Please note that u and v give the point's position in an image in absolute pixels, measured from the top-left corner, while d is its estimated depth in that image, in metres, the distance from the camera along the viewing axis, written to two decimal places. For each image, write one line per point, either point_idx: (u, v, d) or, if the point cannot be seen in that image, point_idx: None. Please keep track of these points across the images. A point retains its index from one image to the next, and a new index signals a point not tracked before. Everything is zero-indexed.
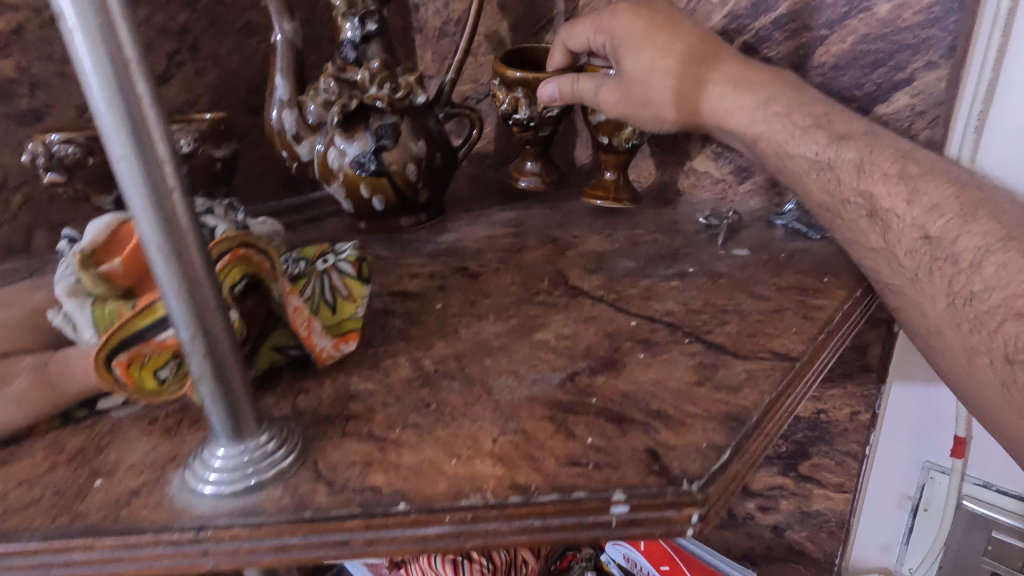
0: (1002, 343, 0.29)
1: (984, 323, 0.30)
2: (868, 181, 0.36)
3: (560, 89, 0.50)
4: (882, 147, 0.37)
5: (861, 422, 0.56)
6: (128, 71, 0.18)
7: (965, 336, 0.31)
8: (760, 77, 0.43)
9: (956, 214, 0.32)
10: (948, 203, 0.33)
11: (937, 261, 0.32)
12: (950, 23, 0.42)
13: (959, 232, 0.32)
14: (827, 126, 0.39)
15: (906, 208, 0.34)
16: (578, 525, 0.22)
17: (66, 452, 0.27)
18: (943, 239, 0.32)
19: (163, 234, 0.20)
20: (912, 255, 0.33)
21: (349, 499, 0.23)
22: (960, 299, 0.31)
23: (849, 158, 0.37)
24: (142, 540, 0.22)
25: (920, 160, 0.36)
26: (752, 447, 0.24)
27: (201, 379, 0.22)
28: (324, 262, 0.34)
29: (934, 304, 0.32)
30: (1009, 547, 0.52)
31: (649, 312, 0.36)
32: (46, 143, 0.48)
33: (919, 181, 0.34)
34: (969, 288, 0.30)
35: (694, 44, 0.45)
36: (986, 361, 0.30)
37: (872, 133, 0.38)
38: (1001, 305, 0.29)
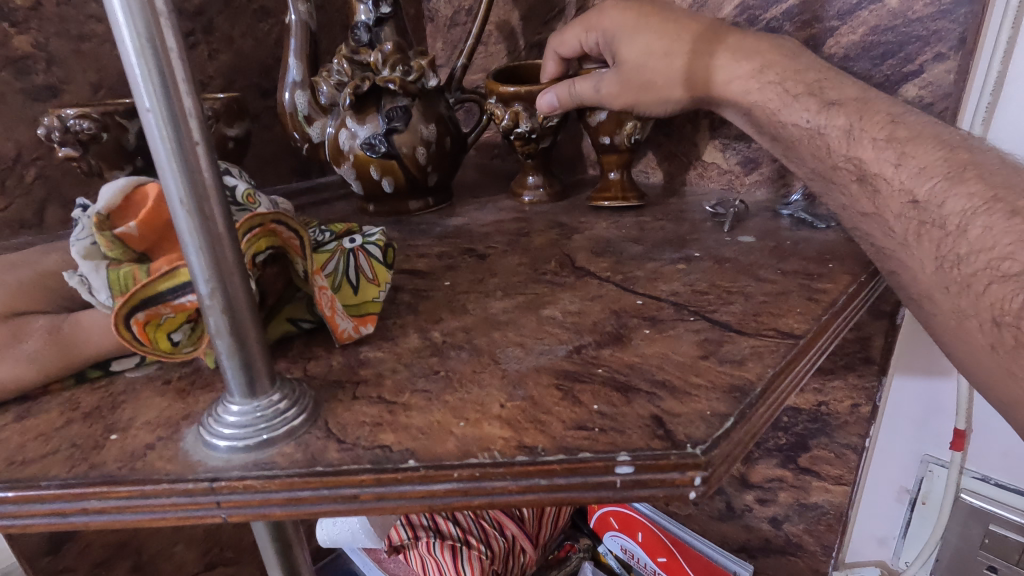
0: (988, 306, 0.29)
1: (970, 286, 0.29)
2: (857, 148, 0.36)
3: (559, 97, 0.51)
4: (873, 112, 0.36)
5: (861, 414, 0.56)
6: (158, 24, 0.19)
7: (954, 299, 0.31)
8: (778, 57, 0.42)
9: (944, 175, 0.32)
10: (936, 166, 0.32)
11: (925, 225, 0.32)
12: (960, 14, 0.42)
13: (947, 194, 0.31)
14: (819, 92, 0.39)
15: (894, 172, 0.34)
16: (583, 484, 0.22)
17: (82, 409, 0.27)
18: (930, 203, 0.32)
19: (185, 187, 0.20)
20: (902, 219, 0.33)
21: (360, 456, 0.23)
22: (949, 262, 0.31)
23: (838, 124, 0.37)
24: (158, 490, 0.22)
25: (912, 125, 0.35)
26: (755, 416, 0.24)
27: (218, 334, 0.23)
28: (352, 245, 0.36)
29: (925, 267, 0.32)
30: (1007, 542, 0.52)
31: (655, 292, 0.36)
32: (61, 118, 0.49)
33: (908, 145, 0.34)
34: (957, 251, 0.30)
35: (688, 26, 0.46)
36: (975, 324, 0.29)
37: (862, 97, 0.38)
38: (987, 267, 0.29)
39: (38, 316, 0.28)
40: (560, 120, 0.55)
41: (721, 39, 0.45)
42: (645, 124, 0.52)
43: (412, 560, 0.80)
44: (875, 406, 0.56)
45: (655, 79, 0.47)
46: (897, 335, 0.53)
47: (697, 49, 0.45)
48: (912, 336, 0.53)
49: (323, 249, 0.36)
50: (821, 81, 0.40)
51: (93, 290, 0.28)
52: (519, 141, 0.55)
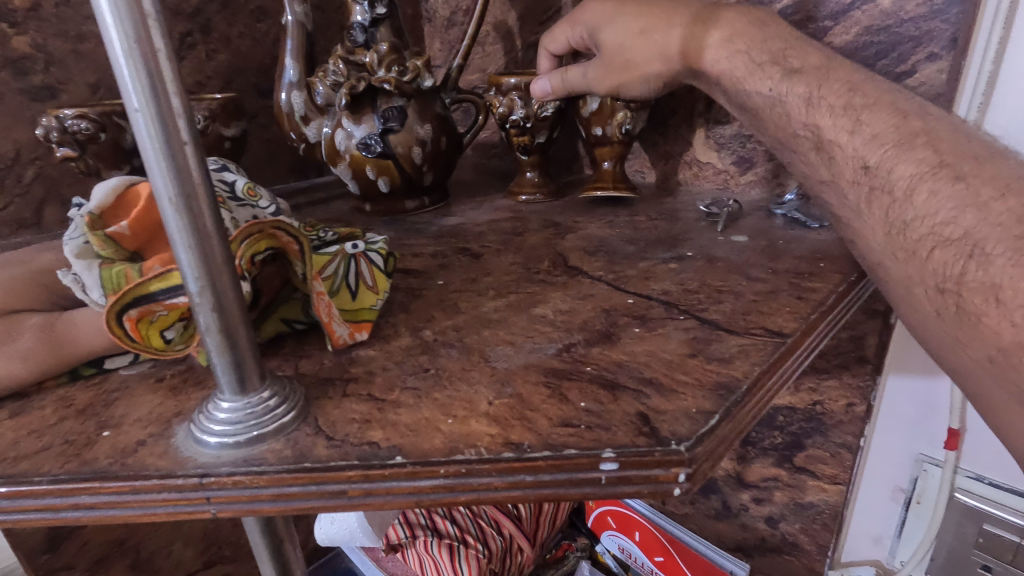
0: (934, 273, 0.28)
1: (916, 252, 0.29)
2: (815, 114, 0.34)
3: (552, 84, 0.52)
4: (833, 79, 0.35)
5: (856, 413, 0.57)
6: (146, 25, 0.19)
7: (902, 266, 0.30)
8: (754, 31, 0.40)
9: (895, 142, 0.31)
10: (889, 132, 0.31)
11: (875, 190, 0.31)
12: (952, 15, 0.42)
13: (895, 161, 0.30)
14: (783, 60, 0.38)
15: (848, 139, 0.33)
16: (568, 481, 0.22)
17: (75, 406, 0.28)
18: (880, 169, 0.31)
19: (174, 185, 0.21)
20: (856, 186, 0.32)
21: (348, 453, 0.23)
22: (897, 229, 0.30)
23: (800, 91, 0.36)
24: (148, 486, 0.23)
25: (869, 92, 0.34)
26: (739, 413, 0.25)
27: (207, 331, 0.23)
28: (353, 248, 0.35)
29: (875, 237, 0.32)
30: (1001, 541, 0.52)
31: (646, 291, 0.36)
32: (59, 118, 0.49)
33: (864, 112, 0.33)
34: (903, 217, 0.30)
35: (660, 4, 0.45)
36: (924, 292, 0.29)
37: (824, 66, 0.36)
38: (930, 233, 0.28)
39: (31, 315, 0.29)
40: (556, 112, 0.55)
41: (714, 18, 0.42)
42: (638, 114, 0.53)
43: (410, 559, 0.81)
44: (869, 405, 0.56)
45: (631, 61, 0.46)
46: (892, 337, 0.53)
47: (689, 32, 0.43)
48: (904, 340, 0.53)
49: (324, 249, 0.35)
50: (789, 50, 0.38)
51: (86, 288, 0.29)
52: (515, 128, 0.55)
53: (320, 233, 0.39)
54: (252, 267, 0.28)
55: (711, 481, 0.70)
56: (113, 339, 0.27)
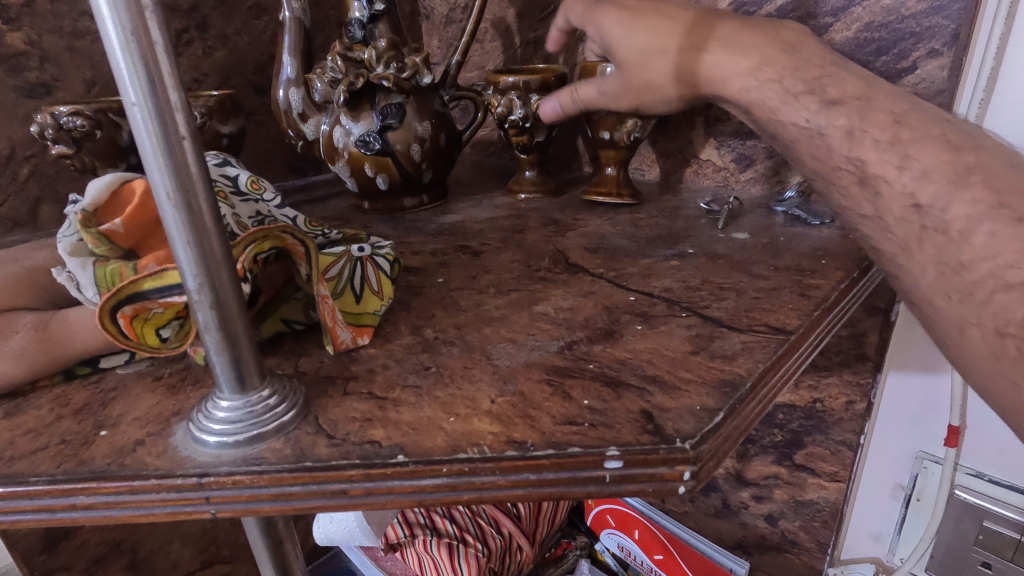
0: (992, 317, 0.27)
1: (973, 295, 0.28)
2: (859, 148, 0.33)
3: (561, 104, 0.51)
4: (876, 110, 0.33)
5: (856, 411, 0.57)
6: (143, 16, 0.19)
7: (956, 307, 0.29)
8: (783, 56, 0.39)
9: (948, 180, 0.29)
10: (940, 168, 0.30)
11: (926, 230, 0.30)
12: (954, 11, 0.42)
13: (950, 199, 0.29)
14: (819, 90, 0.36)
15: (896, 174, 0.31)
16: (572, 479, 0.22)
17: (71, 406, 0.27)
18: (933, 208, 0.30)
19: (172, 180, 0.20)
20: (903, 223, 0.31)
21: (349, 451, 0.23)
22: (951, 268, 0.29)
23: (840, 125, 0.34)
24: (146, 486, 0.22)
25: (917, 123, 0.32)
26: (744, 411, 0.24)
27: (206, 329, 0.23)
28: (360, 250, 0.35)
29: (925, 273, 0.30)
30: (1000, 537, 0.52)
31: (647, 288, 0.36)
32: (54, 115, 0.49)
33: (913, 146, 0.31)
34: (959, 258, 0.28)
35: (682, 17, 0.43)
36: (977, 334, 0.28)
37: (866, 96, 0.34)
38: (991, 276, 0.27)
39: (25, 313, 0.29)
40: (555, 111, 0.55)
41: (710, 25, 0.42)
42: (646, 122, 0.52)
43: (409, 558, 0.81)
44: (869, 404, 0.56)
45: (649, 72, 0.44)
46: (892, 334, 0.53)
47: (683, 34, 0.42)
48: (905, 336, 0.52)
49: (330, 250, 0.35)
50: (825, 79, 0.36)
51: (80, 287, 0.28)
52: (513, 128, 0.55)
53: (323, 231, 0.38)
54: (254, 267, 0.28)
55: (710, 479, 0.70)
56: (107, 337, 0.27)
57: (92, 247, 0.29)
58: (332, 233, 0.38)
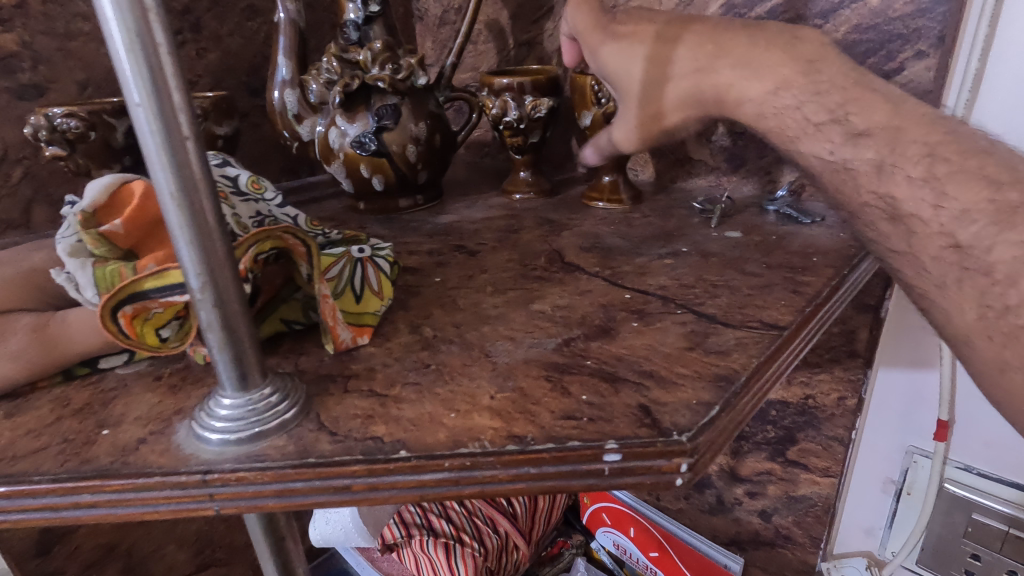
0: None
1: (1020, 337, 0.28)
2: (890, 184, 0.31)
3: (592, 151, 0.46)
4: (908, 141, 0.31)
5: (847, 407, 0.58)
6: (146, 18, 0.19)
7: (997, 348, 0.29)
8: (799, 80, 0.33)
9: (991, 218, 0.29)
10: (980, 207, 0.29)
11: (968, 272, 0.29)
12: (939, 13, 0.43)
13: (995, 240, 0.28)
14: (844, 119, 0.32)
15: (932, 213, 0.30)
16: (572, 473, 0.22)
17: (72, 405, 0.27)
18: (975, 247, 0.29)
19: (175, 180, 0.21)
20: (939, 263, 0.30)
21: (351, 447, 0.24)
22: (994, 311, 0.29)
23: (867, 158, 0.31)
24: (150, 483, 0.23)
25: (954, 156, 0.30)
26: (739, 405, 0.25)
27: (209, 327, 0.23)
28: (360, 252, 0.35)
29: (962, 313, 0.30)
30: (989, 529, 0.53)
31: (643, 286, 0.37)
32: (48, 117, 0.50)
33: (949, 182, 0.30)
34: (1005, 300, 0.28)
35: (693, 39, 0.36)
36: (1019, 376, 0.28)
37: (894, 124, 0.31)
38: None
39: (24, 315, 0.29)
40: (549, 113, 0.55)
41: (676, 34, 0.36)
42: None
43: (406, 558, 0.82)
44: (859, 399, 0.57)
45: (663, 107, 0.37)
46: (881, 330, 0.54)
47: (656, 54, 0.37)
48: (895, 332, 0.53)
49: (329, 251, 0.35)
50: (851, 106, 0.32)
51: (80, 287, 0.28)
52: (508, 129, 0.56)
53: (324, 232, 0.38)
54: (254, 266, 0.28)
55: (705, 476, 0.71)
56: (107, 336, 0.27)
57: (90, 248, 0.29)
58: (332, 234, 0.38)
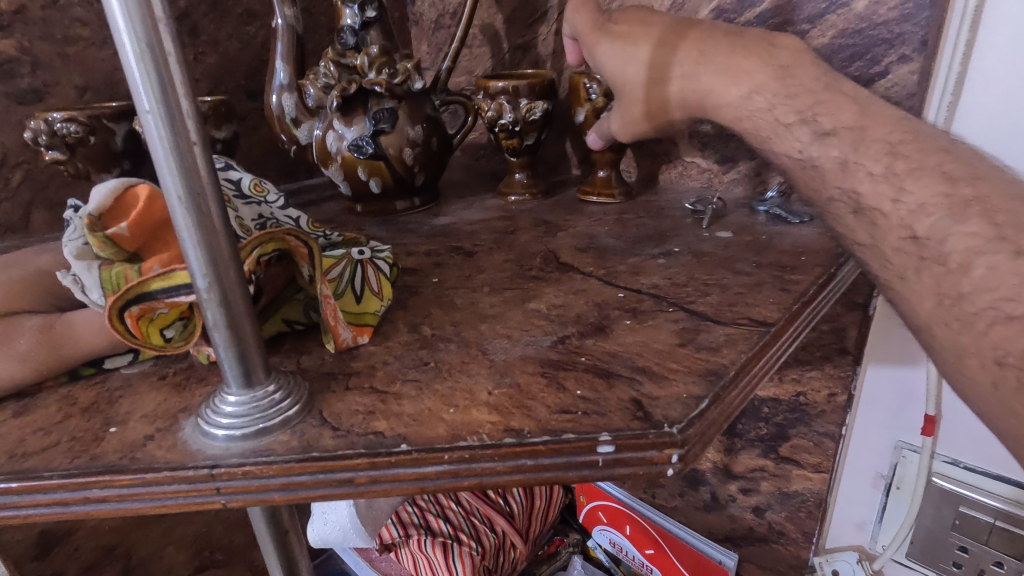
0: (992, 345, 0.28)
1: (972, 324, 0.28)
2: (853, 180, 0.32)
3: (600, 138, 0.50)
4: (870, 140, 0.32)
5: (838, 403, 0.59)
6: (157, 28, 0.20)
7: (954, 335, 0.29)
8: (773, 84, 0.35)
9: (946, 212, 0.29)
10: (937, 201, 0.30)
11: (925, 262, 0.30)
12: (922, 18, 0.44)
13: (949, 231, 0.29)
14: (812, 119, 0.34)
15: (892, 206, 0.31)
16: (567, 464, 0.23)
17: (79, 404, 0.28)
18: (931, 239, 0.29)
19: (183, 183, 0.21)
20: (899, 254, 0.31)
21: (354, 442, 0.24)
22: (949, 300, 0.29)
23: (833, 155, 0.33)
24: (159, 478, 0.23)
25: (912, 153, 0.31)
26: (728, 398, 0.26)
27: (214, 326, 0.24)
28: (360, 253, 0.36)
29: (924, 303, 0.30)
30: (976, 522, 0.54)
31: (636, 285, 0.38)
32: (48, 121, 0.50)
33: (907, 178, 0.30)
34: (959, 288, 0.29)
35: (682, 40, 0.39)
36: (976, 362, 0.28)
37: (860, 124, 0.33)
38: (991, 307, 0.28)
39: (31, 316, 0.29)
40: (544, 115, 0.56)
41: (682, 35, 0.39)
42: None
43: (404, 558, 0.83)
44: (849, 396, 0.59)
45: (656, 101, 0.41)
46: (871, 327, 0.55)
47: (654, 56, 0.39)
48: (884, 330, 0.54)
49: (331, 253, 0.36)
50: (818, 108, 0.34)
51: (85, 289, 0.29)
52: (503, 131, 0.57)
53: (325, 234, 0.39)
54: (258, 267, 0.29)
55: (699, 474, 0.72)
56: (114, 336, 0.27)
57: (98, 250, 0.29)
58: (333, 237, 0.39)
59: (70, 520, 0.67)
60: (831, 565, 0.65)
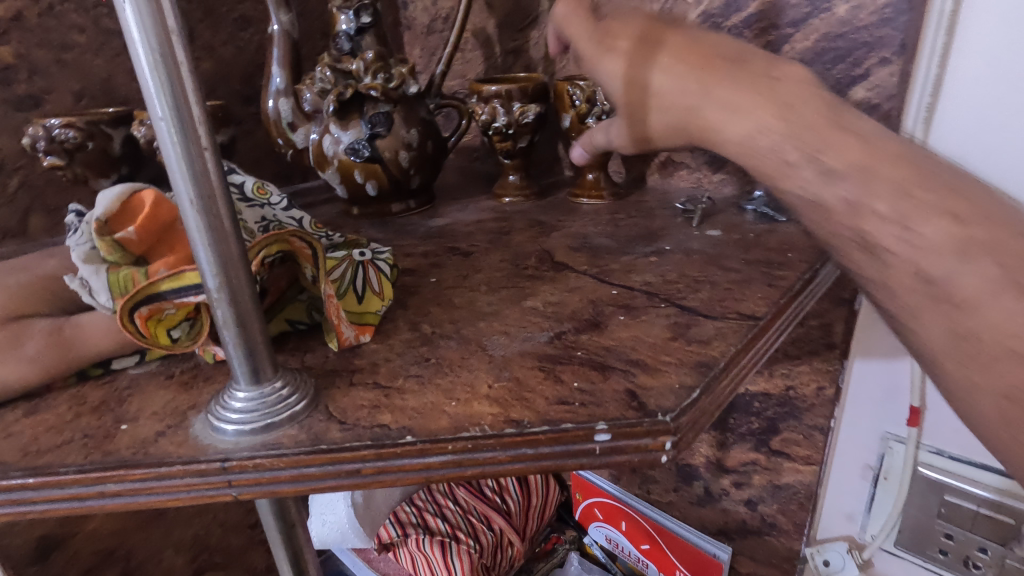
0: (1006, 386, 0.27)
1: (985, 364, 0.27)
2: (862, 221, 0.28)
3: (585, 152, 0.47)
4: (882, 178, 0.28)
5: (826, 396, 0.60)
6: (169, 39, 0.21)
7: (966, 372, 0.28)
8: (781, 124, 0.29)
9: (954, 249, 0.27)
10: (948, 242, 0.27)
11: (933, 300, 0.28)
12: (901, 22, 0.46)
13: (959, 273, 0.27)
14: (817, 154, 0.29)
15: (901, 246, 0.28)
16: (566, 452, 0.24)
17: (90, 403, 0.29)
18: (940, 279, 0.28)
19: (194, 187, 0.22)
20: (907, 291, 0.29)
21: (361, 434, 0.25)
22: (960, 337, 0.28)
23: (841, 195, 0.29)
24: (172, 471, 0.24)
25: (923, 191, 0.28)
26: (719, 388, 0.27)
27: (224, 325, 0.25)
28: (361, 255, 0.37)
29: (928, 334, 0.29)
30: (960, 510, 0.55)
31: (629, 282, 0.39)
32: (46, 127, 0.51)
33: (916, 217, 0.28)
34: (969, 328, 0.27)
35: (688, 53, 0.33)
36: (990, 399, 0.28)
37: (866, 161, 0.28)
38: (1002, 348, 0.27)
39: (40, 319, 0.30)
40: (537, 118, 0.57)
41: (659, 41, 0.34)
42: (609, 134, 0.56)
43: (402, 557, 0.85)
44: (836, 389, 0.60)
45: (659, 127, 0.34)
46: (857, 322, 0.57)
47: (650, 83, 0.33)
48: (869, 325, 0.56)
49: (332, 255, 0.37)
50: (821, 141, 0.29)
51: (94, 292, 0.30)
52: (497, 134, 0.57)
53: (327, 235, 0.40)
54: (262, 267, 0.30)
55: (693, 469, 0.74)
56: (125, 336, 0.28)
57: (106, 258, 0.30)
58: (334, 240, 0.40)
59: (70, 524, 0.68)
60: (822, 555, 0.67)
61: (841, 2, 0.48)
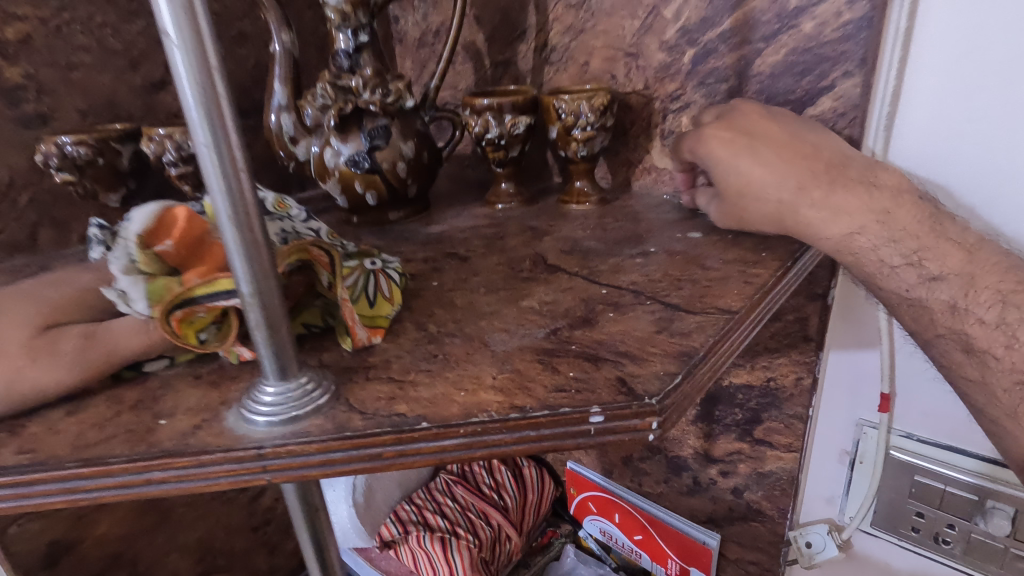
0: None
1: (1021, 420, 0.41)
2: None
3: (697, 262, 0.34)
4: (981, 287, 0.42)
5: (804, 386, 0.64)
6: (211, 75, 0.24)
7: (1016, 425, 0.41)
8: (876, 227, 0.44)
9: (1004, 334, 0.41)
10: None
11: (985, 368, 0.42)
12: (861, 38, 0.49)
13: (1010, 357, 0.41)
14: (919, 263, 0.43)
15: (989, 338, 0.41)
16: (565, 433, 0.27)
17: (126, 402, 0.31)
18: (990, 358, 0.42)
19: (231, 204, 0.25)
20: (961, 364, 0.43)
21: (381, 422, 0.28)
22: None
23: (942, 298, 0.43)
24: (212, 459, 0.27)
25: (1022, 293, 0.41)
26: (699, 374, 0.30)
27: (257, 327, 0.27)
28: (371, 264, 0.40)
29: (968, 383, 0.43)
30: (930, 489, 0.59)
31: (617, 282, 0.42)
32: (59, 145, 0.53)
33: None
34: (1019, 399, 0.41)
35: (755, 146, 0.47)
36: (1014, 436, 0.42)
37: (967, 271, 0.42)
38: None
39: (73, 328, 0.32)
40: (528, 129, 0.61)
41: (762, 135, 0.48)
42: (594, 142, 0.59)
43: (404, 555, 0.87)
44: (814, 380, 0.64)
45: (744, 194, 0.48)
46: (831, 315, 0.60)
47: (752, 170, 0.47)
48: (841, 318, 0.60)
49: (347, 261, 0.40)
50: (923, 253, 0.43)
51: (131, 300, 0.33)
52: (489, 145, 0.61)
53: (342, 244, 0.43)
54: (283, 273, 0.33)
55: (682, 460, 0.77)
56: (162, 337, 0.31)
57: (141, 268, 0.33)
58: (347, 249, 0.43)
59: (78, 530, 0.70)
60: (804, 537, 0.71)
61: (807, 20, 0.52)
